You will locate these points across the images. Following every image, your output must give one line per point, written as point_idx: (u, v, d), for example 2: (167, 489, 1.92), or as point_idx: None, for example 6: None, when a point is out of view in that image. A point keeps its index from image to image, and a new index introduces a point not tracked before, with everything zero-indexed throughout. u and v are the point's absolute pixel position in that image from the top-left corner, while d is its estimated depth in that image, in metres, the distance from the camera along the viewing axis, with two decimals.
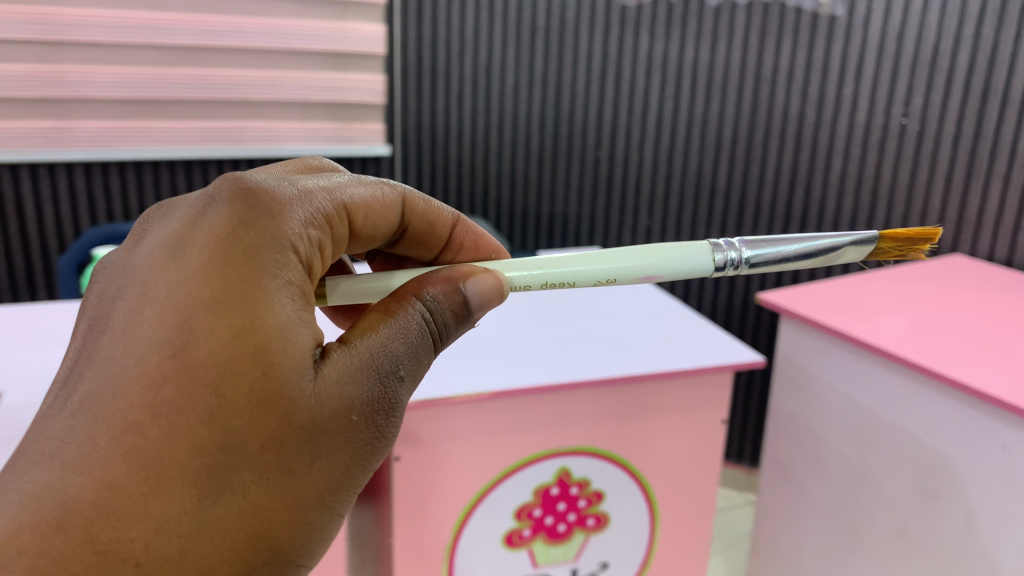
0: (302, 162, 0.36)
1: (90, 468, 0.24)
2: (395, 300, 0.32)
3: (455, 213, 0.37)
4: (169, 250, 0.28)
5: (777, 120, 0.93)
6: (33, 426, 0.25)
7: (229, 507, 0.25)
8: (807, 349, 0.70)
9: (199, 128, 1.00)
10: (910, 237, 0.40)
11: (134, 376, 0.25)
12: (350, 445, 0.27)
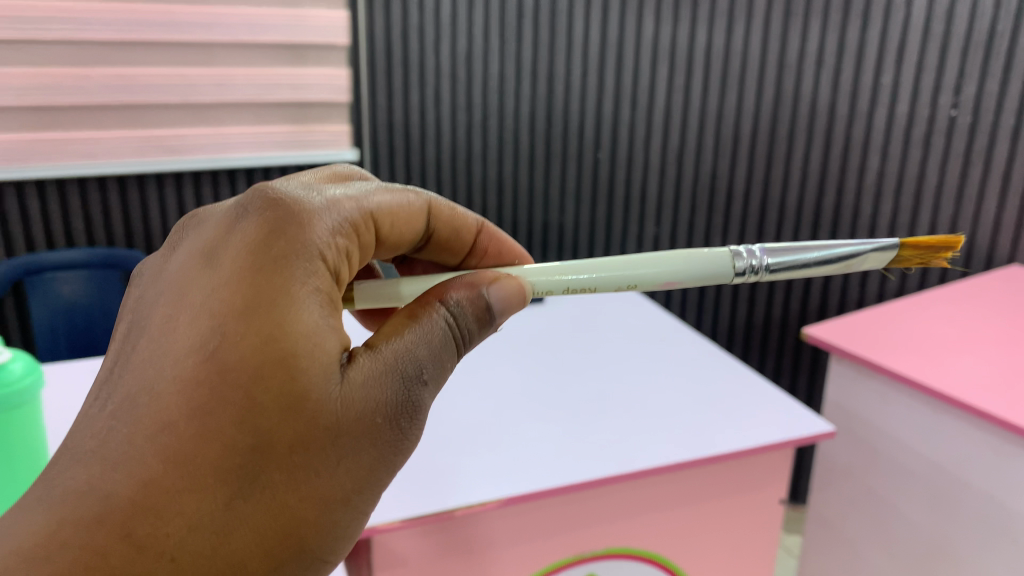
0: (328, 169, 0.36)
1: (127, 467, 0.25)
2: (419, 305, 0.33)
3: (479, 218, 0.38)
4: (202, 260, 0.29)
5: (806, 114, 1.01)
6: (77, 427, 0.27)
7: (258, 505, 0.26)
8: (865, 398, 0.72)
9: (130, 137, 0.92)
10: (933, 244, 0.40)
11: (170, 379, 0.26)
12: (374, 446, 0.28)
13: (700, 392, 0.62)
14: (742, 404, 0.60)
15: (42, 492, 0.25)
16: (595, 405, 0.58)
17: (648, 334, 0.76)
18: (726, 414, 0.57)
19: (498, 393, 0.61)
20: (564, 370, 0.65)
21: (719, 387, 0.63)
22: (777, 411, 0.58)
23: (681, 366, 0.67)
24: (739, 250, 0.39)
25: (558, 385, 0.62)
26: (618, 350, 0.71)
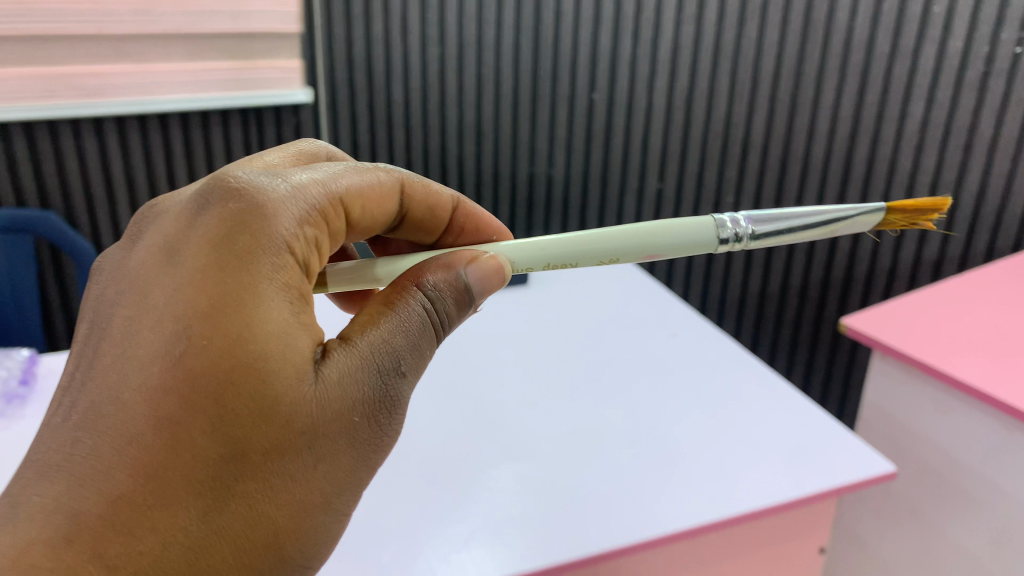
0: (298, 148, 0.35)
1: (94, 483, 0.24)
2: (394, 290, 0.32)
3: (456, 194, 0.37)
4: (161, 257, 0.28)
5: (834, 45, 0.85)
6: (42, 441, 0.26)
7: (234, 515, 0.25)
8: (912, 403, 0.63)
9: (25, 76, 0.73)
10: (920, 206, 0.40)
11: (135, 388, 0.25)
12: (352, 446, 0.28)
13: (728, 411, 0.51)
14: (795, 444, 0.47)
15: (8, 511, 0.24)
16: (602, 429, 0.48)
17: (647, 311, 0.68)
18: (763, 438, 0.48)
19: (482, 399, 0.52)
20: (561, 370, 0.56)
21: (740, 391, 0.54)
22: (828, 438, 0.48)
23: (691, 360, 0.58)
24: (722, 217, 0.38)
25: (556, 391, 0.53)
26: (618, 338, 0.62)
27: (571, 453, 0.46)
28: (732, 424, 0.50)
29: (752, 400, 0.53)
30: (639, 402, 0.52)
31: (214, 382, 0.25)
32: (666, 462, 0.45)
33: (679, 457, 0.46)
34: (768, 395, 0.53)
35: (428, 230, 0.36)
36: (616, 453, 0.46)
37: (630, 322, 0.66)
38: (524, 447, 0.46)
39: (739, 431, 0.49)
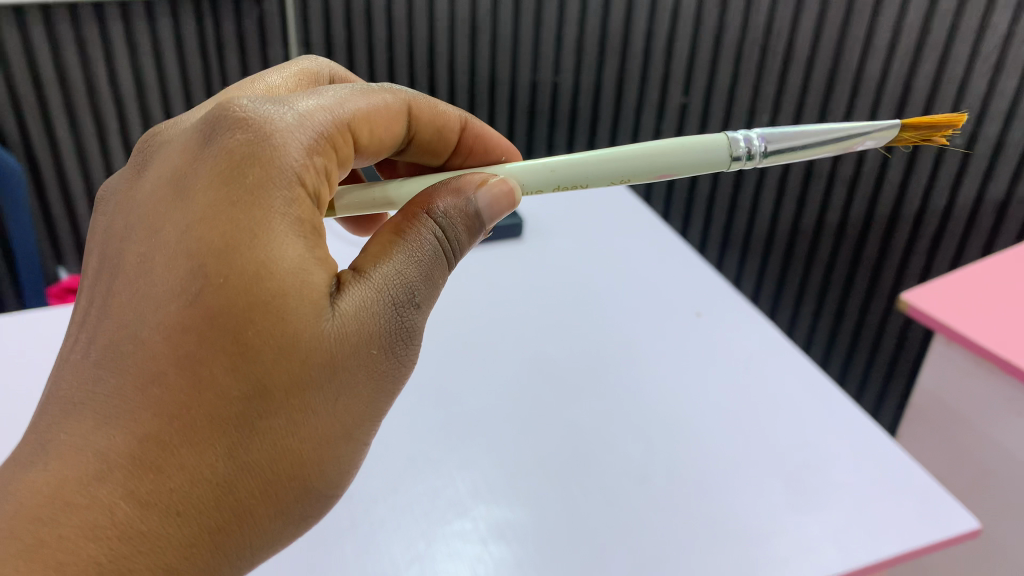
0: (300, 71, 0.34)
1: (120, 421, 0.24)
2: (405, 218, 0.32)
3: (463, 113, 0.36)
4: (171, 190, 0.27)
5: None
6: (65, 382, 0.26)
7: (259, 450, 0.25)
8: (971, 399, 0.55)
9: None
10: (936, 123, 0.39)
11: (154, 327, 0.25)
12: (371, 378, 0.28)
13: (773, 435, 0.44)
14: (853, 488, 0.40)
15: (35, 447, 0.25)
16: (619, 460, 0.42)
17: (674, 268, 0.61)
18: (812, 475, 0.41)
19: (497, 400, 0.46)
20: (580, 360, 0.50)
21: (784, 404, 0.46)
22: (890, 478, 0.41)
23: (727, 349, 0.51)
24: (736, 134, 0.37)
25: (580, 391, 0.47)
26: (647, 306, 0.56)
27: (587, 494, 0.40)
28: (779, 454, 0.43)
29: (798, 419, 0.45)
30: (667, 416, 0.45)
31: (233, 320, 0.25)
32: (700, 503, 0.39)
33: (716, 496, 0.39)
34: (815, 411, 0.46)
35: (435, 152, 0.35)
36: (636, 491, 0.40)
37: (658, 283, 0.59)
38: (548, 477, 0.40)
39: (786, 468, 0.42)
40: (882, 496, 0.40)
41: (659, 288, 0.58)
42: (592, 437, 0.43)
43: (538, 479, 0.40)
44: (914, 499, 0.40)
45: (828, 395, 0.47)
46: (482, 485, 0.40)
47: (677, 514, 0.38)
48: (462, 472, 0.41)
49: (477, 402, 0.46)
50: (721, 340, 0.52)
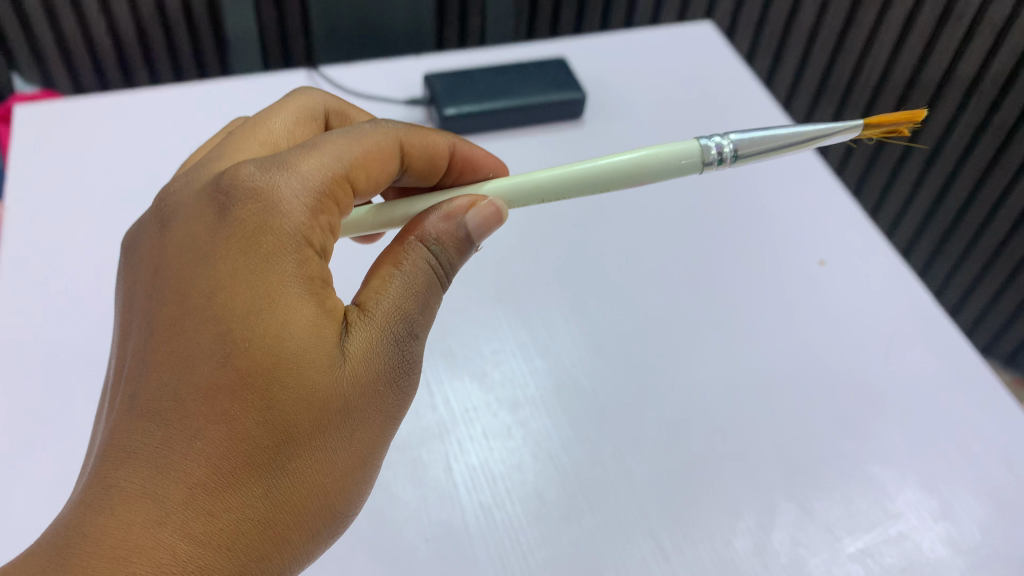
0: (300, 108, 0.38)
1: (174, 471, 0.28)
2: (400, 250, 0.35)
3: (451, 140, 0.39)
4: (194, 254, 0.31)
5: None
6: (116, 429, 0.29)
7: (290, 485, 0.30)
8: None
9: None
10: (896, 119, 0.41)
11: (192, 384, 0.29)
12: (380, 411, 0.32)
13: (852, 442, 0.44)
14: (904, 513, 0.42)
15: (98, 493, 0.28)
16: (683, 460, 0.43)
17: (856, 230, 0.57)
18: (869, 493, 0.42)
19: (588, 409, 0.45)
20: (697, 335, 0.50)
21: (870, 403, 0.46)
22: (940, 508, 0.42)
23: (857, 341, 0.50)
24: (710, 142, 0.39)
25: (668, 387, 0.47)
26: (755, 275, 0.54)
27: (649, 504, 0.41)
28: (846, 464, 0.43)
29: (876, 423, 0.45)
30: (754, 412, 0.46)
31: (261, 378, 0.29)
32: (754, 513, 0.41)
33: (765, 507, 0.41)
34: (901, 416, 0.46)
35: (426, 175, 0.39)
36: (688, 496, 0.42)
37: (777, 248, 0.56)
38: (690, 498, 0.42)
39: (847, 478, 0.43)
40: (924, 527, 0.41)
41: (778, 250, 0.56)
42: (670, 435, 0.44)
43: (615, 484, 0.42)
44: (955, 533, 0.41)
45: (924, 401, 0.47)
46: (558, 497, 0.41)
47: (717, 529, 0.40)
48: (534, 490, 0.42)
49: (560, 413, 0.45)
50: (843, 330, 0.50)
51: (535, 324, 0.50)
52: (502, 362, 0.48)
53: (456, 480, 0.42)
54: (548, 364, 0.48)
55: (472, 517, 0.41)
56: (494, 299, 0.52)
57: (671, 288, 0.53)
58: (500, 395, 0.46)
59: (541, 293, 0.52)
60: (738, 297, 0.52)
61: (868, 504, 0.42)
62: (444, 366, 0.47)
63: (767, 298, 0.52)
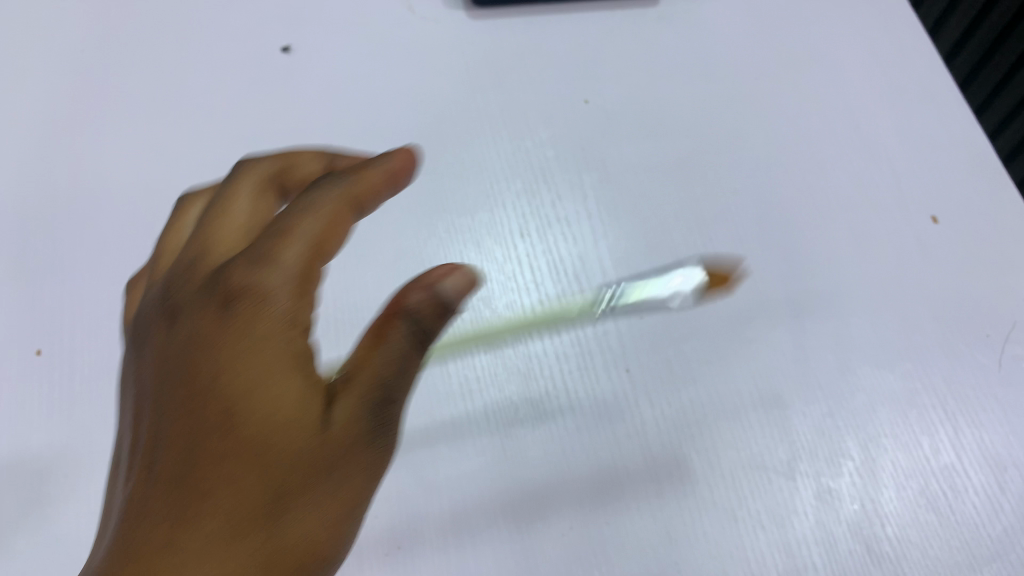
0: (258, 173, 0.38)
1: (179, 530, 0.26)
2: (383, 323, 0.31)
3: (387, 162, 0.35)
4: (184, 343, 0.29)
5: None
6: (129, 505, 0.27)
7: (296, 545, 0.28)
8: None
9: None
10: None
11: (188, 446, 0.27)
12: (364, 473, 0.30)
13: (864, 443, 0.44)
14: (892, 528, 0.42)
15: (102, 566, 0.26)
16: (698, 460, 0.43)
17: (929, 177, 0.54)
18: (863, 503, 0.43)
19: (617, 396, 0.45)
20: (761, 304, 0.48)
21: (895, 401, 0.46)
22: (932, 522, 0.42)
23: (915, 318, 0.48)
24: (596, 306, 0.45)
25: (703, 368, 0.46)
26: (816, 223, 0.52)
27: (651, 505, 0.42)
28: (853, 468, 0.44)
29: (892, 425, 0.45)
30: (784, 404, 0.45)
31: (261, 430, 0.28)
32: (814, 525, 0.42)
33: (760, 516, 0.42)
34: (918, 416, 0.45)
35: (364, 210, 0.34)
36: (692, 497, 0.42)
37: (845, 193, 0.53)
38: (747, 502, 0.42)
39: (850, 485, 0.43)
40: (908, 542, 0.42)
41: (848, 196, 0.53)
42: (689, 427, 0.44)
43: (623, 485, 0.42)
44: (936, 548, 0.42)
45: (950, 403, 0.46)
46: (561, 496, 0.41)
47: (709, 537, 0.41)
48: (542, 484, 0.42)
49: (585, 400, 0.44)
50: (905, 303, 0.49)
51: (571, 292, 0.48)
52: (531, 332, 0.46)
53: (491, 464, 0.42)
54: (573, 330, 0.47)
55: (468, 507, 0.41)
56: (534, 258, 0.49)
57: (717, 238, 0.51)
58: (526, 368, 0.45)
59: (584, 253, 0.50)
60: (790, 247, 0.51)
61: (941, 522, 0.42)
62: (468, 330, 0.46)
63: (822, 252, 0.51)
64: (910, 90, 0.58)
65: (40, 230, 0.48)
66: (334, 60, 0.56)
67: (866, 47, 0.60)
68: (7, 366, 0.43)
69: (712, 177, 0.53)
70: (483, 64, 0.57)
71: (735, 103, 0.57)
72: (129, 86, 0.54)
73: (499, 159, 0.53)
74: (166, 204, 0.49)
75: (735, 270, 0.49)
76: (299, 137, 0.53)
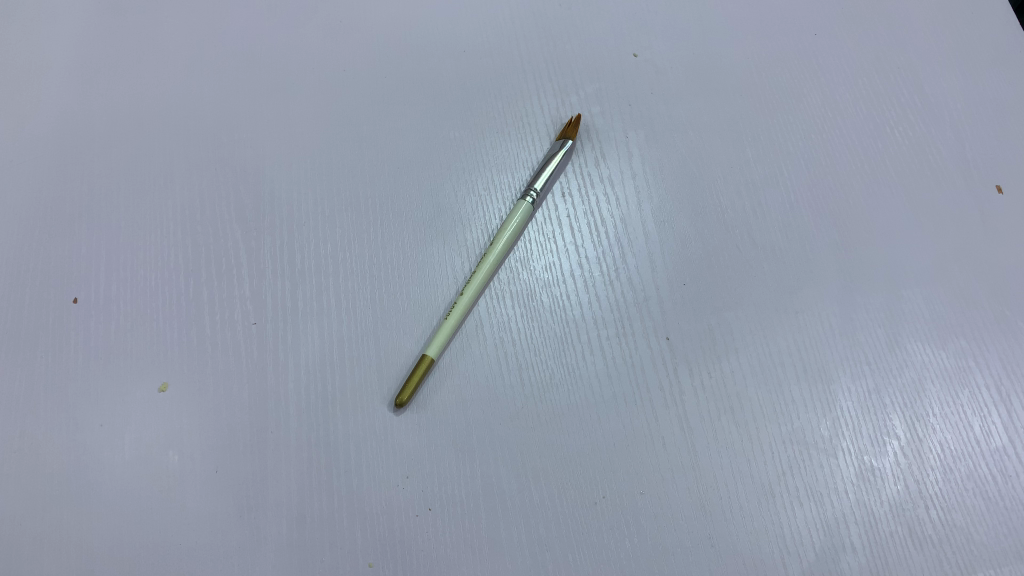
0: None
1: None
2: None
3: None
4: None
5: None
6: None
7: None
8: None
9: None
10: None
11: None
12: None
13: (911, 422, 0.43)
14: (936, 510, 0.41)
15: None
16: (736, 432, 0.42)
17: (998, 145, 0.51)
18: (907, 484, 0.41)
19: (656, 364, 0.43)
20: (807, 274, 0.46)
21: (947, 380, 0.44)
22: (978, 506, 0.41)
23: (975, 296, 0.46)
24: (523, 196, 0.47)
25: (747, 339, 0.44)
26: (873, 191, 0.49)
27: (687, 478, 0.41)
28: (898, 447, 0.42)
29: (942, 405, 0.43)
30: (830, 378, 0.43)
31: None
32: (851, 505, 0.41)
33: (798, 492, 0.41)
34: (970, 397, 0.43)
35: None
36: (729, 470, 0.41)
37: (906, 160, 0.51)
38: (782, 478, 0.41)
39: (894, 465, 0.42)
40: (952, 526, 0.40)
41: (909, 163, 0.50)
42: (729, 398, 0.43)
43: (658, 455, 0.41)
44: (982, 534, 0.40)
45: (1006, 385, 0.44)
46: (595, 464, 0.41)
47: (744, 512, 0.40)
48: (576, 452, 0.41)
49: (622, 368, 0.43)
50: (964, 279, 0.46)
51: (611, 255, 0.46)
52: (569, 295, 0.45)
53: (524, 428, 0.41)
54: (614, 295, 0.45)
55: (500, 472, 0.40)
56: (574, 220, 0.48)
57: (767, 203, 0.49)
58: (563, 333, 0.44)
59: (627, 215, 0.48)
60: (845, 216, 0.48)
61: (984, 507, 0.41)
62: (505, 291, 0.45)
63: (878, 220, 0.48)
64: (982, 52, 0.54)
65: (77, 175, 0.48)
66: (374, 6, 0.55)
67: (935, 5, 0.57)
68: (43, 313, 0.43)
69: (764, 140, 0.51)
70: (529, 15, 0.55)
71: (793, 60, 0.54)
72: (166, 30, 0.53)
73: (542, 115, 0.51)
74: (202, 153, 0.49)
75: (785, 238, 0.47)
76: (336, 85, 0.51)
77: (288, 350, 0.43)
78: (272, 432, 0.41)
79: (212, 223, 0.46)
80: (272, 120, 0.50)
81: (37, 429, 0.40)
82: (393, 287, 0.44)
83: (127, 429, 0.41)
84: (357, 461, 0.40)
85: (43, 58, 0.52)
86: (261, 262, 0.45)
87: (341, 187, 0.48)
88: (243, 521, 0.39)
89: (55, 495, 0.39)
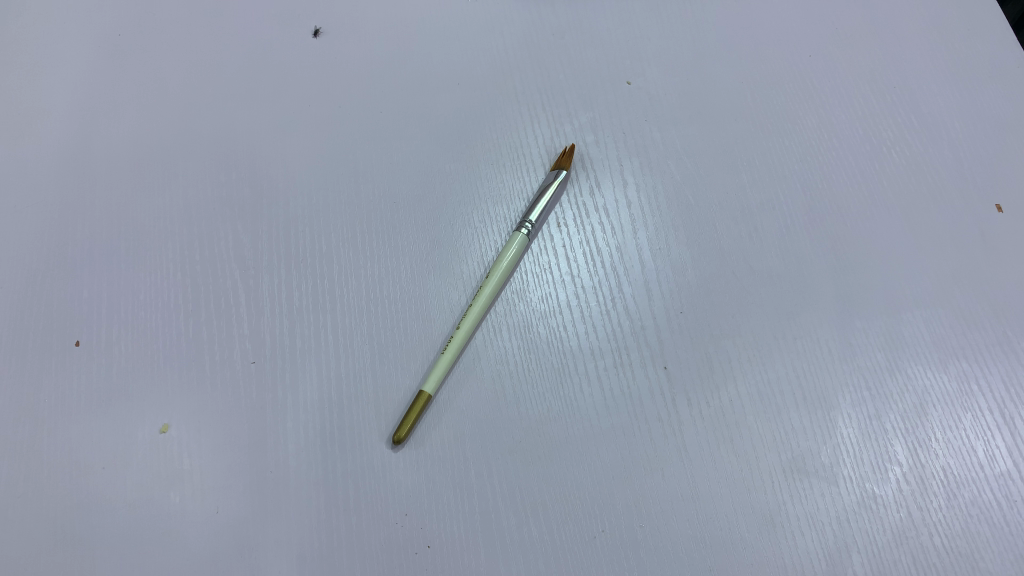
0: None
1: None
2: None
3: None
4: None
5: None
6: None
7: None
8: None
9: None
10: None
11: None
12: None
13: (913, 448, 0.42)
14: (940, 538, 0.40)
15: None
16: (736, 461, 0.41)
17: (995, 160, 0.51)
18: (910, 511, 0.41)
19: (654, 394, 0.43)
20: (806, 298, 0.46)
21: (949, 404, 0.43)
22: (984, 533, 0.40)
23: (977, 316, 0.46)
24: (518, 228, 0.47)
25: (745, 366, 0.44)
26: (871, 212, 0.49)
27: (687, 509, 0.40)
28: (901, 474, 0.42)
29: (945, 429, 0.43)
30: (830, 405, 0.43)
31: None
32: (855, 535, 0.40)
33: (799, 522, 0.40)
34: (973, 421, 0.43)
35: None
36: (729, 500, 0.40)
37: (904, 180, 0.50)
38: (781, 508, 0.40)
39: (896, 492, 0.41)
40: (957, 554, 0.40)
41: (907, 183, 0.50)
42: (728, 427, 0.42)
43: (657, 486, 0.41)
44: (989, 561, 0.39)
45: (1010, 408, 0.43)
46: (593, 497, 0.40)
47: (745, 542, 0.39)
48: (574, 483, 0.41)
49: (620, 398, 0.43)
50: (966, 299, 0.46)
51: (607, 284, 0.46)
52: (565, 326, 0.45)
53: (520, 461, 0.41)
54: (610, 324, 0.45)
55: (498, 507, 0.40)
56: (570, 250, 0.48)
57: (764, 228, 0.48)
58: (560, 365, 0.44)
59: (622, 243, 0.48)
60: (840, 238, 0.48)
61: (990, 533, 0.40)
62: (501, 324, 0.45)
63: (877, 241, 0.48)
64: (978, 70, 0.54)
65: (79, 218, 0.48)
66: (370, 43, 0.55)
67: (931, 24, 0.57)
68: (47, 356, 0.44)
69: (760, 163, 0.51)
70: (523, 47, 0.56)
71: (787, 84, 0.54)
72: (165, 73, 0.54)
73: (536, 146, 0.52)
74: (201, 194, 0.49)
75: (782, 263, 0.47)
76: (332, 122, 0.52)
77: (287, 389, 0.43)
78: (271, 471, 0.41)
79: (211, 264, 0.47)
80: (269, 159, 0.51)
81: (41, 472, 0.41)
82: (390, 323, 0.45)
83: (129, 471, 0.41)
84: (356, 498, 0.40)
85: (42, 103, 0.53)
86: (260, 301, 0.45)
87: (339, 223, 0.48)
88: (243, 562, 0.39)
89: (58, 538, 0.39)
